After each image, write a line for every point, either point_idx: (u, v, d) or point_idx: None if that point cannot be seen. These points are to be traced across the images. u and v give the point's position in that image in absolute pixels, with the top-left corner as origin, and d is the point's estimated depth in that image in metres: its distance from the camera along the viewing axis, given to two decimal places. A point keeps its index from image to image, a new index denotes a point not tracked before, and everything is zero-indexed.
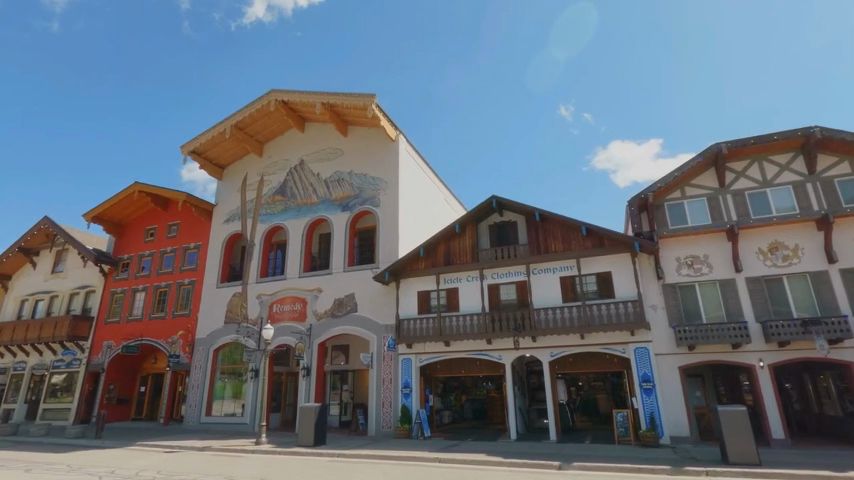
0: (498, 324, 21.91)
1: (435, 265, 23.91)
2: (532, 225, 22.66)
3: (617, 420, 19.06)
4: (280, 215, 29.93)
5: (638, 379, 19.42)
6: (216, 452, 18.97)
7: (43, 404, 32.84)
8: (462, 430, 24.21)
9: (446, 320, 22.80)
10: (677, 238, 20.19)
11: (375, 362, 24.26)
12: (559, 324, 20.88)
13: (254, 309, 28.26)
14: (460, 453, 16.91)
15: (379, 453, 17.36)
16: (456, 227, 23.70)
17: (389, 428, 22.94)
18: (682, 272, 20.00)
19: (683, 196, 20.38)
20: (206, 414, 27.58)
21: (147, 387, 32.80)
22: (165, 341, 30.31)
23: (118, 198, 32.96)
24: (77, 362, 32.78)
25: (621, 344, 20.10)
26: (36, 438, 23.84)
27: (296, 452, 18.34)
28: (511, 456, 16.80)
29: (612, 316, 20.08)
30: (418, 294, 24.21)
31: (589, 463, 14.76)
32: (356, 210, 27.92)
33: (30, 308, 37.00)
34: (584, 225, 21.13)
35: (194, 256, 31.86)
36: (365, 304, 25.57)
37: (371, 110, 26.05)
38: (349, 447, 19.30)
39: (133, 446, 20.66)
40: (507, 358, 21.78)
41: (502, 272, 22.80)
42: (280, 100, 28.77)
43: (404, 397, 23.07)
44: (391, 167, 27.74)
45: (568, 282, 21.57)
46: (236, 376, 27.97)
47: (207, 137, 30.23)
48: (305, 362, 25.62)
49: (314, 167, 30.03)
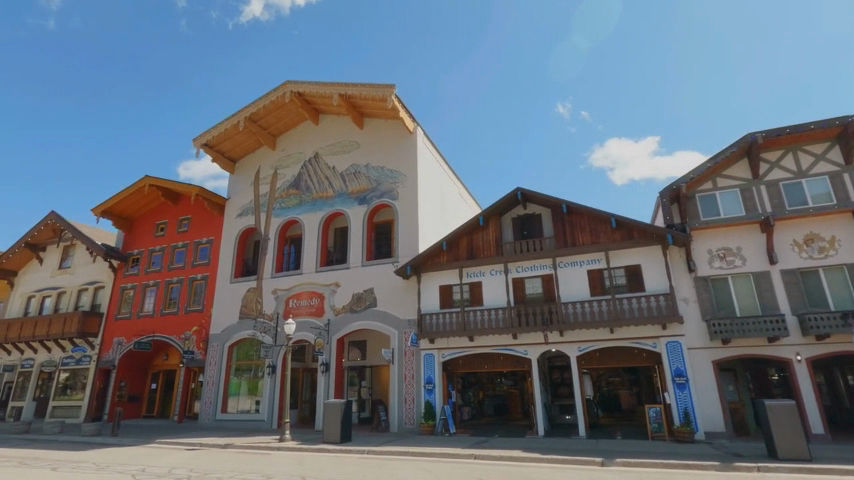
0: (525, 318, 21.50)
1: (458, 258, 23.47)
2: (559, 217, 22.20)
3: (650, 415, 18.63)
4: (294, 209, 29.41)
5: (671, 373, 19.04)
6: (241, 449, 18.54)
7: (53, 401, 32.31)
8: (485, 426, 23.64)
9: (470, 315, 22.40)
10: (709, 230, 19.80)
11: (397, 357, 23.84)
12: (588, 319, 20.47)
13: (270, 304, 27.79)
14: (494, 450, 16.57)
15: (411, 450, 17.04)
16: (479, 220, 23.24)
17: (412, 424, 22.52)
18: (714, 265, 19.60)
19: (715, 188, 19.99)
20: (222, 411, 27.10)
21: (158, 384, 32.33)
22: (178, 338, 29.82)
23: (128, 192, 32.38)
24: (87, 360, 32.22)
25: (652, 338, 19.71)
26: (51, 435, 23.33)
27: (325, 449, 17.93)
28: (547, 452, 16.46)
29: (643, 309, 19.68)
30: (440, 289, 23.78)
31: (633, 460, 14.41)
32: (373, 203, 27.44)
33: (37, 305, 36.39)
34: (614, 217, 20.69)
35: (207, 251, 31.35)
36: (385, 299, 25.13)
37: (391, 101, 25.54)
38: (377, 444, 18.92)
39: (153, 443, 20.19)
40: (534, 353, 21.35)
41: (527, 266, 22.34)
42: (295, 92, 28.21)
43: (427, 393, 22.66)
44: (410, 159, 27.23)
45: (596, 276, 21.15)
46: (252, 372, 27.50)
47: (220, 130, 29.64)
48: (324, 358, 25.19)
49: (330, 160, 29.52)
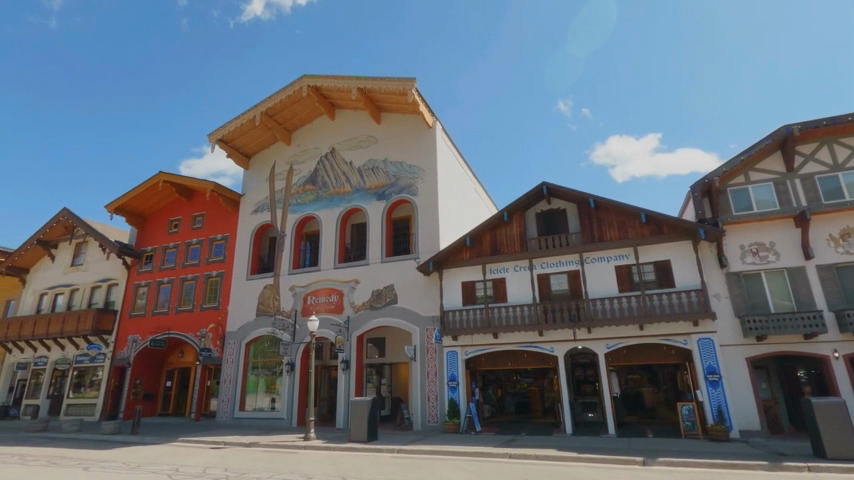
0: (551, 315, 21.18)
1: (481, 254, 23.14)
2: (585, 212, 21.81)
3: (682, 413, 18.33)
4: (311, 205, 29.05)
5: (703, 371, 18.67)
6: (267, 448, 18.27)
7: (67, 399, 32.08)
8: (508, 424, 23.26)
9: (494, 311, 22.10)
10: (742, 225, 19.40)
11: (419, 355, 23.53)
12: (617, 315, 20.10)
13: (287, 301, 27.49)
14: (529, 449, 16.33)
15: (443, 449, 16.78)
16: (503, 216, 22.86)
17: (435, 423, 22.22)
18: (747, 260, 19.19)
19: (747, 182, 19.62)
20: (240, 409, 26.85)
21: (173, 382, 32.09)
22: (194, 335, 29.56)
23: (142, 188, 32.08)
24: (102, 357, 31.98)
25: (684, 335, 19.33)
26: (70, 434, 23.08)
27: (353, 448, 17.67)
28: (583, 451, 16.17)
29: (674, 306, 19.32)
30: (462, 285, 23.43)
31: (674, 459, 14.12)
32: (392, 198, 27.05)
33: (49, 302, 36.15)
34: (644, 212, 20.31)
35: (222, 247, 31.04)
36: (405, 296, 24.81)
37: (411, 95, 25.16)
38: (405, 442, 18.66)
39: (176, 442, 19.94)
40: (561, 350, 21.01)
41: (553, 262, 21.99)
42: (312, 86, 27.85)
43: (450, 391, 22.32)
44: (429, 154, 26.84)
45: (625, 272, 20.79)
46: (269, 370, 27.22)
47: (235, 125, 29.28)
48: (345, 356, 24.93)
49: (346, 155, 29.17)
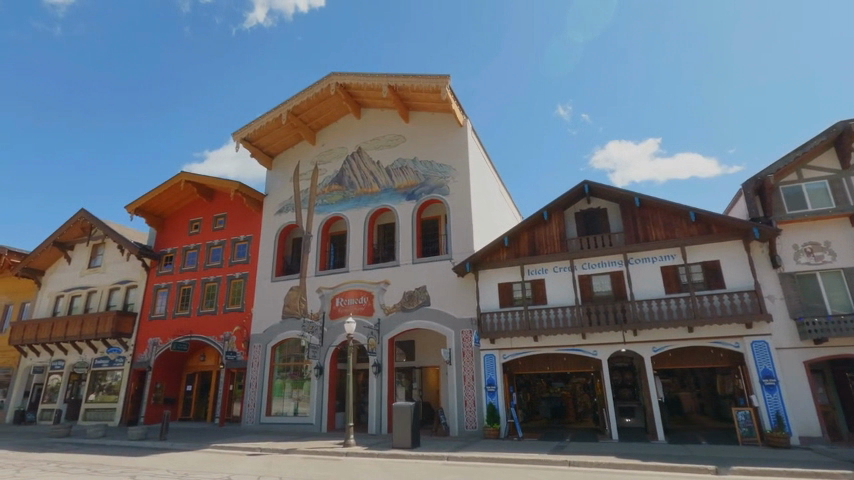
0: (595, 317, 20.52)
1: (519, 255, 22.53)
2: (629, 211, 21.26)
3: (738, 419, 17.72)
4: (338, 205, 28.50)
5: (759, 375, 18.03)
6: (307, 455, 17.65)
7: (85, 404, 31.36)
8: (547, 429, 22.54)
9: (534, 313, 21.45)
10: (796, 224, 18.80)
11: (454, 358, 22.88)
12: (665, 317, 19.44)
13: (315, 303, 26.89)
14: (586, 456, 15.76)
15: (495, 456, 16.17)
16: (543, 214, 22.25)
17: (473, 428, 21.58)
18: (801, 260, 18.57)
19: (801, 179, 19.06)
20: (266, 414, 26.14)
21: (193, 386, 31.43)
22: (217, 338, 28.93)
23: (163, 188, 31.52)
24: (121, 361, 31.33)
25: (736, 338, 18.72)
26: (96, 439, 22.41)
27: (398, 455, 17.03)
28: (644, 458, 15.54)
29: (725, 307, 18.67)
30: (499, 286, 22.80)
31: (747, 467, 13.52)
32: (422, 198, 26.44)
33: (66, 304, 35.51)
34: (693, 211, 19.71)
35: (245, 249, 30.44)
36: (438, 297, 24.20)
37: (445, 93, 24.62)
38: (450, 449, 18.03)
39: (210, 448, 19.31)
40: (605, 353, 20.36)
41: (594, 263, 21.41)
42: (340, 84, 27.36)
43: (489, 396, 21.66)
44: (461, 153, 26.27)
45: (671, 273, 20.20)
46: (296, 374, 26.57)
47: (260, 123, 28.79)
48: (376, 359, 24.30)
49: (373, 155, 28.64)
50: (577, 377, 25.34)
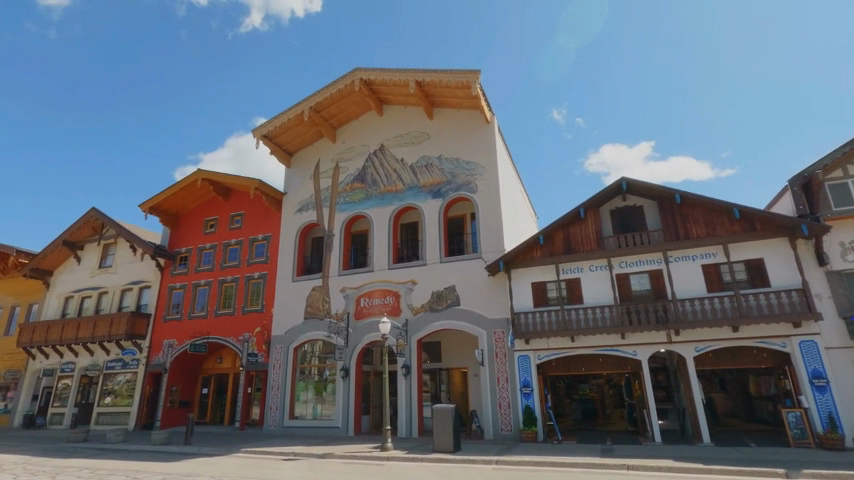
0: (635, 317, 20.00)
1: (554, 253, 22.05)
2: (668, 208, 20.84)
3: (789, 421, 17.29)
4: (360, 203, 27.95)
5: (808, 376, 17.62)
6: (346, 459, 17.03)
7: (97, 408, 30.52)
8: (582, 432, 21.96)
9: (571, 313, 20.88)
10: (843, 221, 18.38)
11: (487, 359, 22.35)
12: (709, 316, 18.97)
13: (338, 304, 26.28)
14: (640, 460, 15.30)
15: (545, 460, 15.64)
16: (580, 212, 21.76)
17: (509, 431, 21.01)
18: (849, 258, 18.17)
19: (847, 175, 18.66)
20: (289, 417, 25.48)
21: (210, 389, 30.67)
22: (236, 339, 28.22)
23: (179, 186, 30.81)
24: (135, 363, 30.53)
25: (782, 337, 18.33)
26: (117, 445, 21.63)
27: (443, 459, 16.46)
28: (701, 461, 15.03)
29: (772, 306, 18.23)
30: (532, 286, 22.31)
31: (820, 470, 13.08)
32: (449, 196, 25.90)
33: (76, 306, 34.63)
34: (737, 208, 19.29)
35: (264, 248, 29.76)
36: (468, 297, 23.66)
37: (475, 89, 24.15)
38: (494, 452, 17.45)
39: (241, 453, 18.65)
40: (645, 353, 19.89)
41: (632, 261, 20.96)
42: (364, 80, 26.82)
43: (524, 398, 21.09)
44: (489, 150, 25.79)
45: (713, 271, 19.78)
46: (319, 376, 25.92)
47: (281, 120, 28.20)
48: (405, 360, 23.75)
49: (397, 152, 28.10)
50: (595, 378, 24.74)
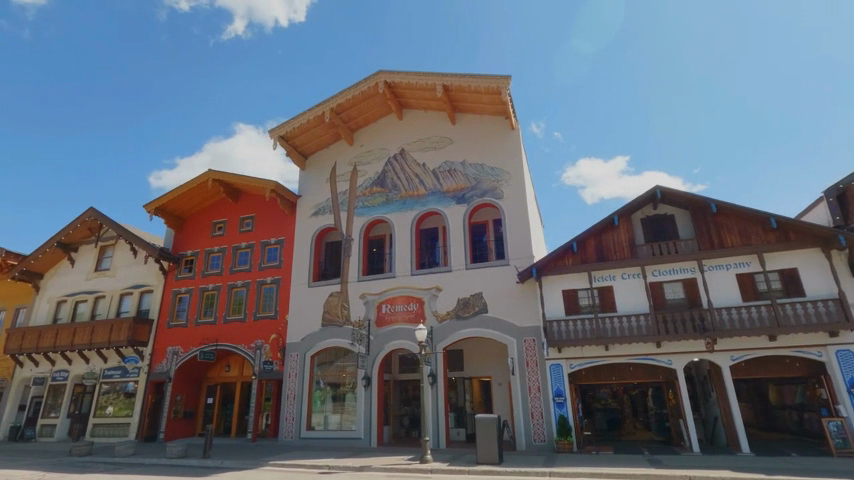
0: (672, 325, 19.84)
1: (586, 261, 21.86)
2: (702, 218, 20.98)
3: (830, 430, 17.32)
4: (380, 208, 27.36)
5: (846, 385, 17.76)
6: (387, 472, 16.26)
7: (94, 419, 28.81)
8: (613, 442, 21.81)
9: (606, 322, 20.62)
10: None
11: (517, 368, 21.94)
12: (746, 325, 18.94)
13: (358, 310, 25.53)
14: (695, 470, 15.05)
15: (599, 472, 15.20)
16: (613, 220, 21.70)
17: (542, 441, 20.58)
18: None
19: None
20: (307, 429, 24.47)
21: (215, 399, 29.36)
22: (247, 347, 27.09)
23: (188, 186, 29.68)
24: (136, 372, 29.00)
25: (818, 347, 18.46)
26: (127, 458, 20.27)
27: (492, 472, 15.91)
28: (757, 472, 14.80)
29: (810, 315, 18.32)
30: (564, 294, 22.10)
31: None
32: (474, 202, 25.57)
33: (69, 311, 32.80)
34: (773, 218, 19.45)
35: (277, 252, 28.83)
36: (496, 305, 23.24)
37: (505, 95, 24.07)
38: (539, 464, 16.94)
39: (270, 466, 17.67)
40: (680, 362, 19.81)
41: (666, 270, 20.98)
42: (388, 82, 26.41)
43: (557, 408, 20.70)
44: (514, 156, 25.63)
45: (747, 280, 19.90)
46: (338, 386, 25.03)
47: (300, 121, 27.52)
48: (431, 369, 23.14)
49: (418, 156, 27.69)
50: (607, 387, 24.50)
